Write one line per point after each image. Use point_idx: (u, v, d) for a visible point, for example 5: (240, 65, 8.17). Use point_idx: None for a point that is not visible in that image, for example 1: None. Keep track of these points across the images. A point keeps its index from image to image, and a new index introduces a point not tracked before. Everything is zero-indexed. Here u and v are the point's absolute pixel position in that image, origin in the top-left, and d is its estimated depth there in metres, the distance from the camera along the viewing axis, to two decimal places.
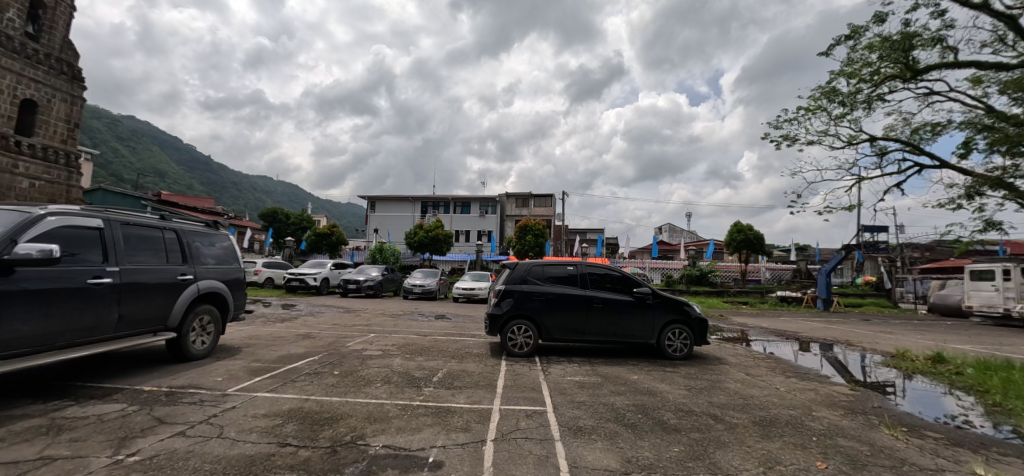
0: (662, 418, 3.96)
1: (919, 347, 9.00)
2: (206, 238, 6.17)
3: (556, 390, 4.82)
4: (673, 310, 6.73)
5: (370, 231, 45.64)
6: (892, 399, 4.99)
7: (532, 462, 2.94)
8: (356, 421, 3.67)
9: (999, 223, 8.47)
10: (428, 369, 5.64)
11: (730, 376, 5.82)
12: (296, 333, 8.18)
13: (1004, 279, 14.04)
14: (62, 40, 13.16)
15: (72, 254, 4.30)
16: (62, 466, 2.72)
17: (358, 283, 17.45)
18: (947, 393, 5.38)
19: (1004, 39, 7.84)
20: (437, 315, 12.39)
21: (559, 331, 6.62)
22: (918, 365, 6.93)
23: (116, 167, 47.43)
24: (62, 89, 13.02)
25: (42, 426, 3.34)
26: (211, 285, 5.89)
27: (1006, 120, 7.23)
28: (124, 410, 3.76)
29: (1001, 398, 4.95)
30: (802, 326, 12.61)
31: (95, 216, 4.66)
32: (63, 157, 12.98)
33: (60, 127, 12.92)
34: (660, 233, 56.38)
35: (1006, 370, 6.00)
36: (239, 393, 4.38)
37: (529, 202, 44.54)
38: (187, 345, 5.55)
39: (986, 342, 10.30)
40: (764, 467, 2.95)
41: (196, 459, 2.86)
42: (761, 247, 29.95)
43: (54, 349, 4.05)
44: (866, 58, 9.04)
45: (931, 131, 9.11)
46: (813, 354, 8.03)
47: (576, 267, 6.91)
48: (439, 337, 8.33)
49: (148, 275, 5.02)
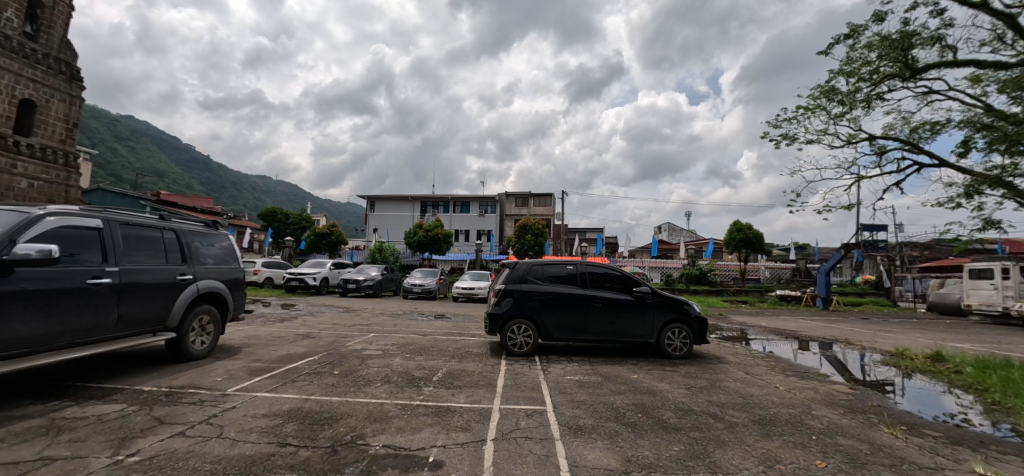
0: (662, 417, 3.96)
1: (918, 346, 9.01)
2: (205, 238, 6.17)
3: (555, 389, 4.83)
4: (673, 309, 6.73)
5: (369, 230, 45.62)
6: (891, 398, 5.00)
7: (532, 462, 2.94)
8: (356, 421, 3.67)
9: (998, 221, 8.49)
10: (428, 369, 5.64)
11: (730, 375, 5.82)
12: (296, 333, 8.18)
13: (1003, 278, 14.06)
14: (60, 40, 13.13)
15: (72, 254, 4.30)
16: (62, 466, 2.72)
17: (357, 283, 17.44)
18: (946, 392, 5.39)
19: (1003, 38, 7.85)
20: (437, 314, 12.39)
21: (559, 330, 6.62)
22: (917, 364, 6.94)
23: (116, 167, 47.42)
24: (60, 89, 12.99)
25: (41, 426, 3.34)
26: (211, 284, 5.89)
27: (1005, 119, 7.24)
28: (124, 410, 3.76)
29: (1001, 397, 4.96)
30: (801, 325, 12.63)
31: (94, 216, 4.65)
32: (61, 157, 12.95)
33: (59, 127, 12.90)
34: (660, 232, 56.44)
35: (1005, 369, 6.01)
36: (239, 393, 4.38)
37: (529, 201, 44.55)
38: (187, 345, 5.54)
39: (984, 340, 10.32)
40: (764, 466, 2.96)
41: (196, 460, 2.86)
42: (760, 246, 29.96)
43: (54, 349, 4.05)
44: (865, 57, 9.05)
45: (930, 130, 9.13)
46: (812, 353, 8.04)
47: (576, 266, 6.91)
48: (438, 336, 8.33)
49: (147, 275, 5.02)
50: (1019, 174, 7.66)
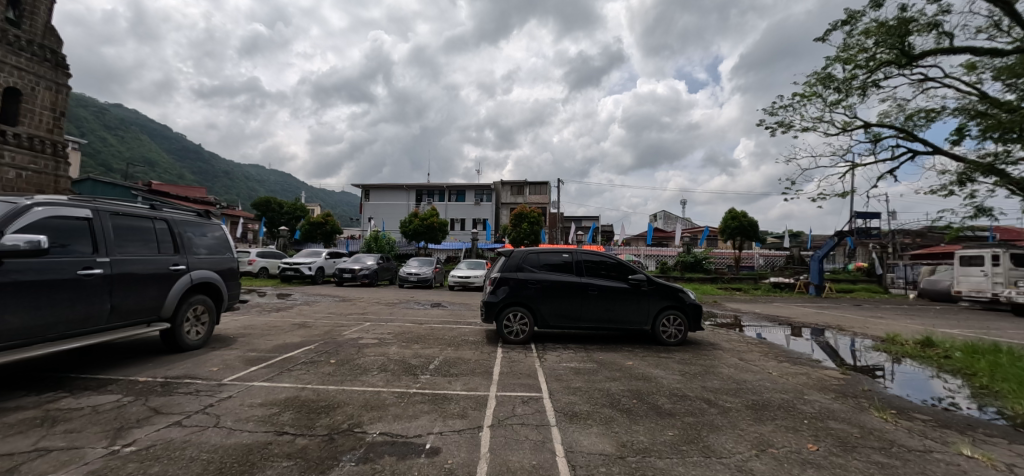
0: (657, 403, 4.01)
1: (909, 332, 9.14)
2: (197, 228, 6.09)
3: (550, 376, 4.86)
4: (668, 297, 6.76)
5: (364, 220, 45.48)
6: (881, 382, 5.09)
7: (528, 447, 2.97)
8: (353, 409, 3.69)
9: (990, 208, 8.58)
10: (425, 357, 5.66)
11: (724, 361, 5.88)
12: (293, 323, 8.20)
13: (992, 264, 14.17)
14: (44, 26, 12.77)
15: (62, 245, 4.24)
16: (57, 457, 2.72)
17: (353, 272, 17.44)
18: (934, 376, 5.47)
19: (999, 25, 7.84)
20: (433, 303, 12.43)
21: (556, 318, 6.65)
22: (908, 349, 7.03)
23: (105, 156, 46.80)
24: (46, 77, 12.69)
25: (35, 417, 3.33)
26: (204, 274, 5.84)
27: (999, 106, 7.25)
28: (119, 401, 3.75)
29: (989, 381, 5.03)
30: (793, 311, 12.76)
31: (83, 206, 4.58)
32: (49, 146, 12.71)
33: (46, 117, 12.63)
34: (655, 220, 56.90)
35: (993, 353, 6.10)
36: (235, 382, 4.38)
37: (524, 190, 44.73)
38: (182, 335, 5.54)
39: (974, 326, 10.46)
40: (756, 450, 3.00)
41: (194, 449, 2.87)
42: (756, 234, 30.10)
43: (46, 341, 4.02)
44: (862, 43, 9.00)
45: (925, 117, 9.15)
46: (804, 339, 8.13)
47: (571, 255, 6.91)
48: (434, 325, 8.34)
49: (140, 266, 4.97)
50: (1010, 161, 7.73)
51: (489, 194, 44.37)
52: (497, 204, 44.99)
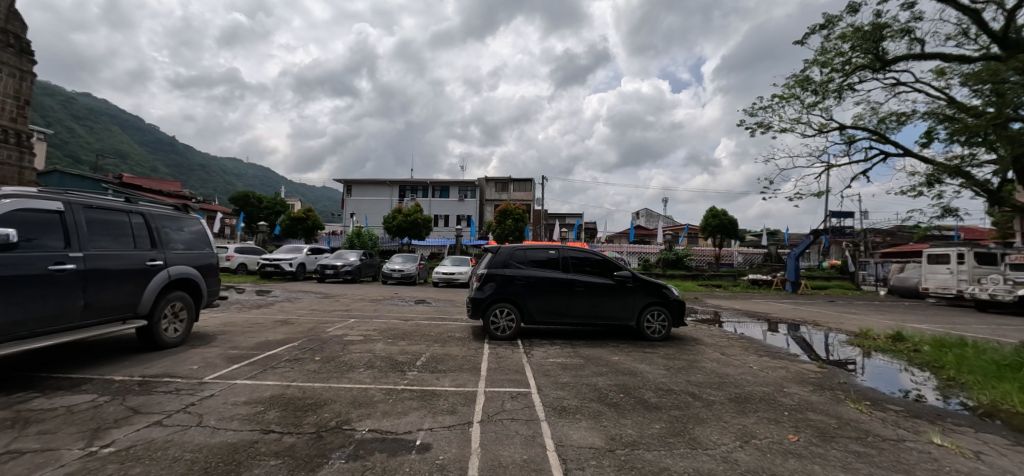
0: (643, 397, 4.07)
1: (880, 326, 9.50)
2: (174, 223, 5.90)
3: (538, 372, 4.88)
4: (652, 293, 6.86)
5: (346, 216, 44.78)
6: (855, 376, 5.27)
7: (519, 442, 2.99)
8: (341, 406, 3.65)
9: (955, 209, 8.99)
10: (412, 354, 5.63)
11: (707, 356, 6.01)
12: (274, 320, 8.03)
13: (958, 262, 14.80)
14: (7, 10, 12.10)
15: (28, 240, 4.04)
16: (31, 459, 2.62)
17: (336, 268, 17.18)
18: (903, 369, 5.69)
19: (967, 33, 8.19)
20: (417, 299, 12.34)
21: (542, 314, 6.69)
22: (879, 343, 7.31)
23: (74, 147, 44.93)
24: (9, 63, 12.05)
25: (6, 419, 3.20)
26: (182, 270, 5.67)
27: (966, 111, 7.58)
28: (95, 401, 3.63)
29: (955, 373, 5.28)
30: (771, 307, 13.10)
31: (53, 199, 4.40)
32: (12, 136, 12.11)
33: (9, 105, 12.02)
34: (637, 217, 57.65)
35: (959, 347, 6.39)
36: (217, 381, 4.28)
37: (509, 187, 44.81)
38: (160, 333, 5.38)
39: (941, 321, 10.92)
40: (740, 441, 3.10)
41: (176, 449, 2.80)
42: (735, 232, 30.79)
43: (15, 339, 3.87)
44: (839, 47, 9.27)
45: (896, 121, 9.53)
46: (781, 334, 8.37)
47: (557, 251, 6.96)
48: (420, 321, 8.29)
49: (114, 261, 4.80)
50: (975, 164, 8.10)
51: (473, 191, 44.26)
52: (482, 201, 44.93)
